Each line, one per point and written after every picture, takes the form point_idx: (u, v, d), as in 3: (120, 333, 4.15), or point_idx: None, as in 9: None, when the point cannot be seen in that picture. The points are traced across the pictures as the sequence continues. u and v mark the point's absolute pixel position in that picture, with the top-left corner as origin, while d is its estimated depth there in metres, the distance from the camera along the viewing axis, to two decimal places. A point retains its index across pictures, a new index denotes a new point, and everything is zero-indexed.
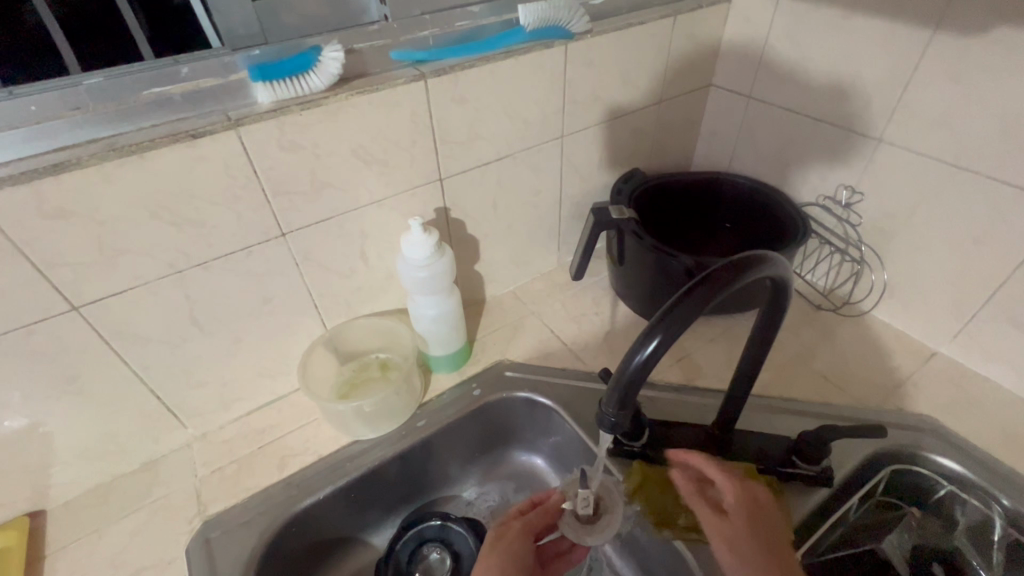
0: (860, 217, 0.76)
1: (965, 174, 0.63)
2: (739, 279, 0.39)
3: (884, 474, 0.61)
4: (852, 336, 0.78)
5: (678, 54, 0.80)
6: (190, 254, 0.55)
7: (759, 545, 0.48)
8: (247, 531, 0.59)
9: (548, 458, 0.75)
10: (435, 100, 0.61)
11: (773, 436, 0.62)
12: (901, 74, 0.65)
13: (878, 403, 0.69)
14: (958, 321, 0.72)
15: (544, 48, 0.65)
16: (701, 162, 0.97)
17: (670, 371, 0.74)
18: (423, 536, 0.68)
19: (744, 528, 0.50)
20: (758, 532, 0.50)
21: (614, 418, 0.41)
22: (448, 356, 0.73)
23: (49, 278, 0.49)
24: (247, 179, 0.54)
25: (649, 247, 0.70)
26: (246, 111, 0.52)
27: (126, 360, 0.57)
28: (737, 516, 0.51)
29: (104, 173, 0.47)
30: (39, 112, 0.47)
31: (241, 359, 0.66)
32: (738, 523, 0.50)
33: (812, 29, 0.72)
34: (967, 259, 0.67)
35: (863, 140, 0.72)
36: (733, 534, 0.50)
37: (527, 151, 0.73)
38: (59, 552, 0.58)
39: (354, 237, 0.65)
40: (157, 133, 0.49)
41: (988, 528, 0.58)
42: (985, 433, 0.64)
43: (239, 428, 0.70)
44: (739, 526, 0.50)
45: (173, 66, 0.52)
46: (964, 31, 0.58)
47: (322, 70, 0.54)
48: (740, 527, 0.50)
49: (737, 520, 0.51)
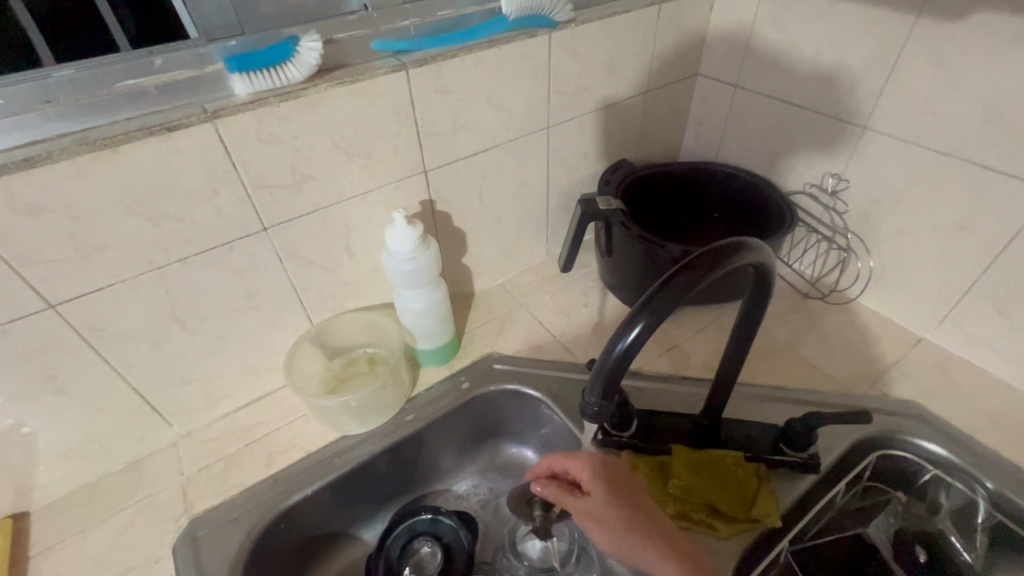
0: (846, 205, 0.76)
1: (948, 160, 0.64)
2: (721, 266, 0.39)
3: (871, 460, 0.61)
4: (839, 323, 0.79)
5: (664, 43, 0.79)
6: (169, 250, 0.54)
7: (614, 521, 0.50)
8: (234, 529, 0.59)
9: (538, 450, 0.75)
10: (417, 91, 0.60)
11: (761, 424, 0.63)
12: (885, 61, 0.65)
13: (865, 390, 0.69)
14: (942, 307, 0.72)
15: (527, 37, 0.65)
16: (689, 152, 0.96)
17: (659, 361, 0.74)
18: (415, 530, 0.68)
19: (603, 507, 0.51)
20: (616, 505, 0.51)
21: (598, 407, 0.41)
22: (437, 349, 0.72)
23: (24, 276, 0.48)
24: (226, 172, 0.53)
25: (636, 237, 0.70)
26: (224, 103, 0.51)
27: (107, 359, 0.57)
28: (595, 494, 0.52)
29: (77, 168, 0.46)
30: (9, 106, 0.46)
31: (226, 355, 0.65)
32: (597, 503, 0.52)
33: (796, 16, 0.72)
34: (951, 245, 0.67)
35: (848, 127, 0.72)
36: (598, 516, 0.52)
37: (513, 142, 0.73)
38: (43, 553, 0.58)
39: (338, 232, 0.64)
40: (131, 126, 0.48)
41: (970, 511, 0.58)
42: (968, 417, 0.65)
43: (225, 425, 0.69)
44: (599, 507, 0.51)
45: (146, 58, 0.51)
46: (947, 17, 0.58)
47: (300, 61, 0.53)
48: (595, 509, 0.52)
49: (596, 498, 0.52)
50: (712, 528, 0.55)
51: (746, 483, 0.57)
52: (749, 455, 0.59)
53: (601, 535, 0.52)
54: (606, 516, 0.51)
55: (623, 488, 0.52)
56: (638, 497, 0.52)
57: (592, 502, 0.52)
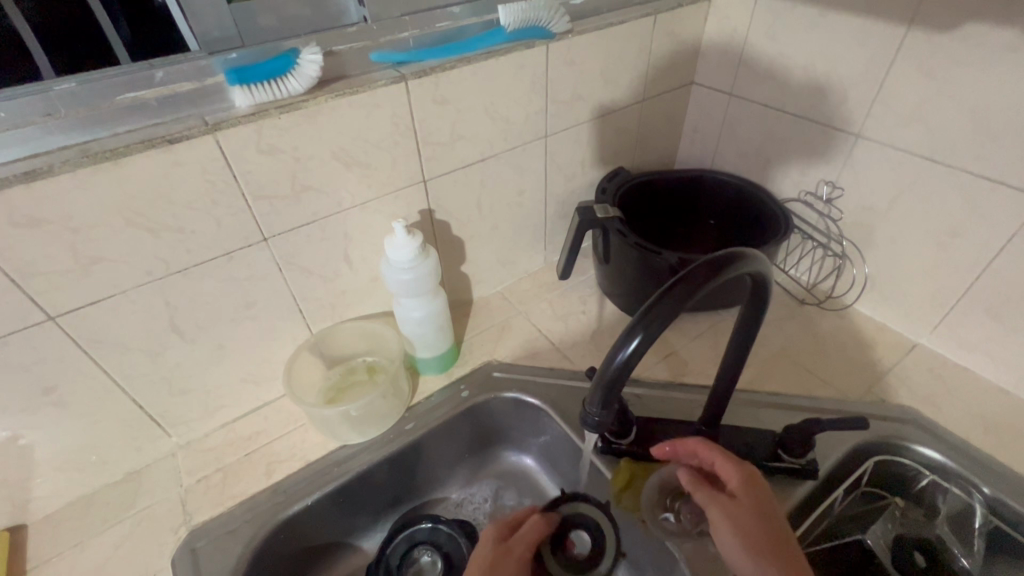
0: (840, 212, 0.77)
1: (940, 168, 0.65)
2: (717, 276, 0.40)
3: (868, 466, 0.62)
4: (835, 329, 0.79)
5: (659, 53, 0.80)
6: (169, 261, 0.54)
7: (754, 533, 0.47)
8: (234, 540, 0.58)
9: (538, 457, 0.75)
10: (416, 102, 0.60)
11: (759, 430, 0.63)
12: (877, 71, 0.66)
13: (862, 395, 0.70)
14: (937, 313, 0.73)
15: (525, 48, 0.65)
16: (685, 159, 0.97)
17: (657, 368, 0.74)
18: (414, 538, 0.67)
19: (749, 515, 0.48)
20: (758, 520, 0.47)
21: (598, 417, 0.42)
22: (435, 358, 0.73)
23: (23, 288, 0.48)
24: (225, 183, 0.53)
25: (633, 245, 0.70)
26: (224, 115, 0.51)
27: (106, 370, 0.57)
28: (740, 499, 0.49)
29: (78, 181, 0.46)
30: (10, 119, 0.46)
31: (225, 365, 0.65)
32: (742, 508, 0.49)
33: (790, 26, 0.73)
34: (944, 252, 0.68)
35: (842, 136, 0.72)
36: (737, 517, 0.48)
37: (510, 151, 0.73)
38: (40, 566, 0.57)
39: (337, 241, 0.65)
40: (132, 139, 0.48)
41: (968, 517, 0.59)
42: (964, 422, 0.66)
43: (224, 435, 0.69)
44: (743, 512, 0.48)
45: (147, 70, 0.51)
46: (937, 29, 0.59)
47: (300, 73, 0.54)
48: (736, 512, 0.48)
49: (737, 502, 0.49)
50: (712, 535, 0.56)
51: None
52: (747, 462, 0.60)
53: (730, 544, 0.47)
54: (746, 522, 0.47)
55: (772, 512, 0.48)
56: (783, 529, 0.48)
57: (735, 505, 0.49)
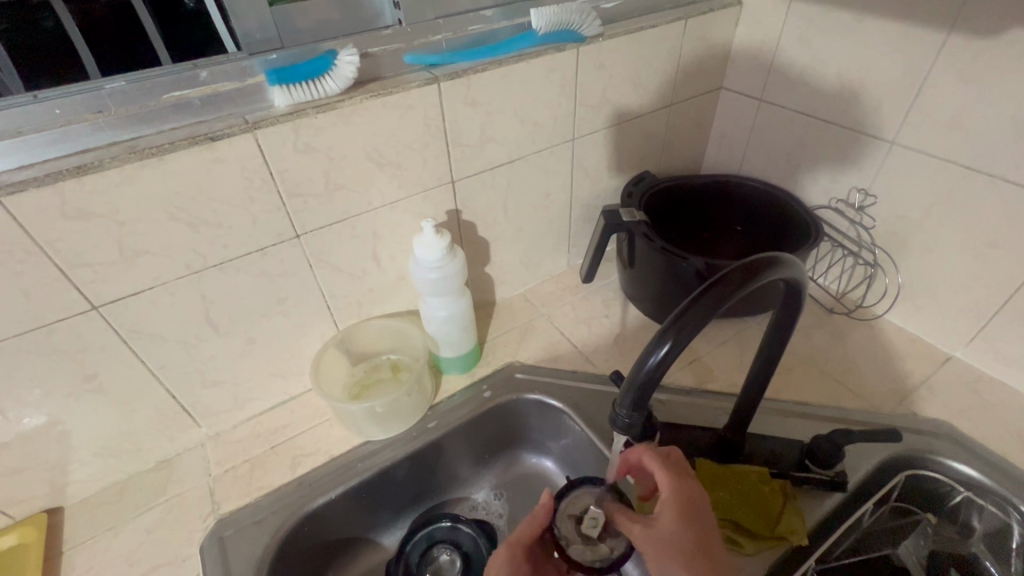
0: (873, 220, 0.76)
1: (978, 177, 0.63)
2: (752, 282, 0.39)
3: (901, 479, 0.60)
4: (865, 340, 0.78)
5: (689, 56, 0.80)
6: (206, 256, 0.55)
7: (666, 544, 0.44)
8: (259, 530, 0.60)
9: (558, 460, 0.75)
10: (447, 103, 0.61)
11: (786, 439, 0.62)
12: (914, 77, 0.65)
13: (893, 407, 0.68)
14: (973, 325, 0.71)
15: (556, 51, 0.66)
16: (712, 165, 0.96)
17: (682, 374, 0.74)
18: (433, 537, 0.68)
19: (667, 538, 0.45)
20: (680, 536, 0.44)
21: (628, 419, 0.42)
22: (459, 357, 0.73)
23: (71, 278, 0.50)
24: (262, 181, 0.54)
25: (660, 249, 0.70)
26: (263, 114, 0.53)
27: (144, 360, 0.58)
28: (663, 519, 0.45)
29: (125, 175, 0.48)
30: (63, 115, 0.48)
31: (255, 359, 0.66)
32: (663, 531, 0.45)
33: (823, 31, 0.72)
34: (982, 262, 0.66)
35: (875, 142, 0.71)
36: (655, 542, 0.45)
37: (538, 153, 0.74)
38: (77, 548, 0.59)
39: (366, 239, 0.66)
40: (176, 136, 0.50)
41: (1005, 535, 0.57)
42: (1000, 438, 0.64)
43: (251, 427, 0.70)
44: (663, 536, 0.45)
45: (192, 71, 0.52)
46: (979, 34, 0.58)
47: (337, 74, 0.55)
48: (661, 532, 0.45)
49: (666, 519, 0.45)
50: (737, 545, 0.55)
51: (772, 498, 0.56)
52: (775, 471, 0.59)
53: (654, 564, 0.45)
54: (668, 540, 0.45)
55: (703, 522, 0.45)
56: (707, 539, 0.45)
57: (652, 529, 0.46)
